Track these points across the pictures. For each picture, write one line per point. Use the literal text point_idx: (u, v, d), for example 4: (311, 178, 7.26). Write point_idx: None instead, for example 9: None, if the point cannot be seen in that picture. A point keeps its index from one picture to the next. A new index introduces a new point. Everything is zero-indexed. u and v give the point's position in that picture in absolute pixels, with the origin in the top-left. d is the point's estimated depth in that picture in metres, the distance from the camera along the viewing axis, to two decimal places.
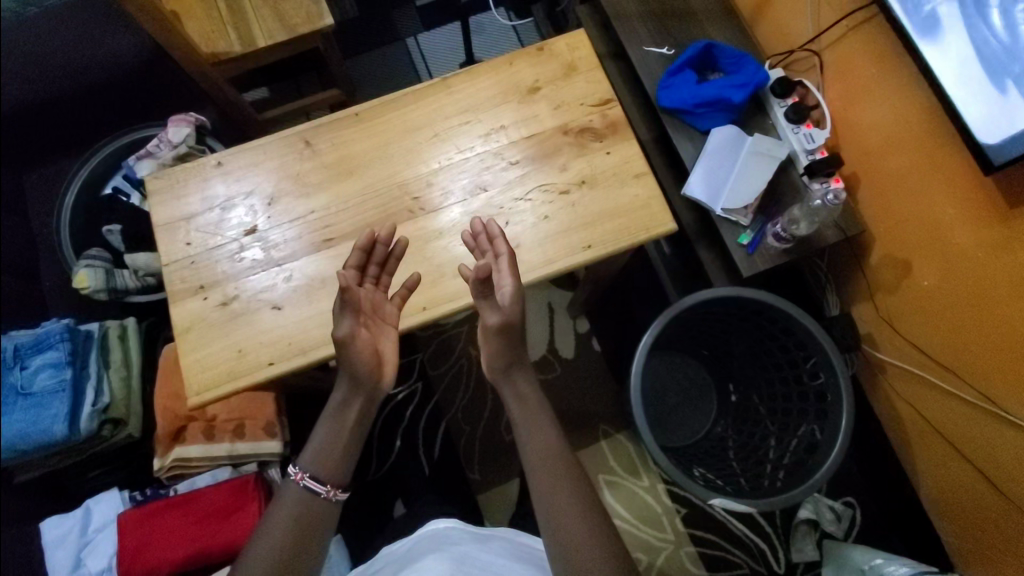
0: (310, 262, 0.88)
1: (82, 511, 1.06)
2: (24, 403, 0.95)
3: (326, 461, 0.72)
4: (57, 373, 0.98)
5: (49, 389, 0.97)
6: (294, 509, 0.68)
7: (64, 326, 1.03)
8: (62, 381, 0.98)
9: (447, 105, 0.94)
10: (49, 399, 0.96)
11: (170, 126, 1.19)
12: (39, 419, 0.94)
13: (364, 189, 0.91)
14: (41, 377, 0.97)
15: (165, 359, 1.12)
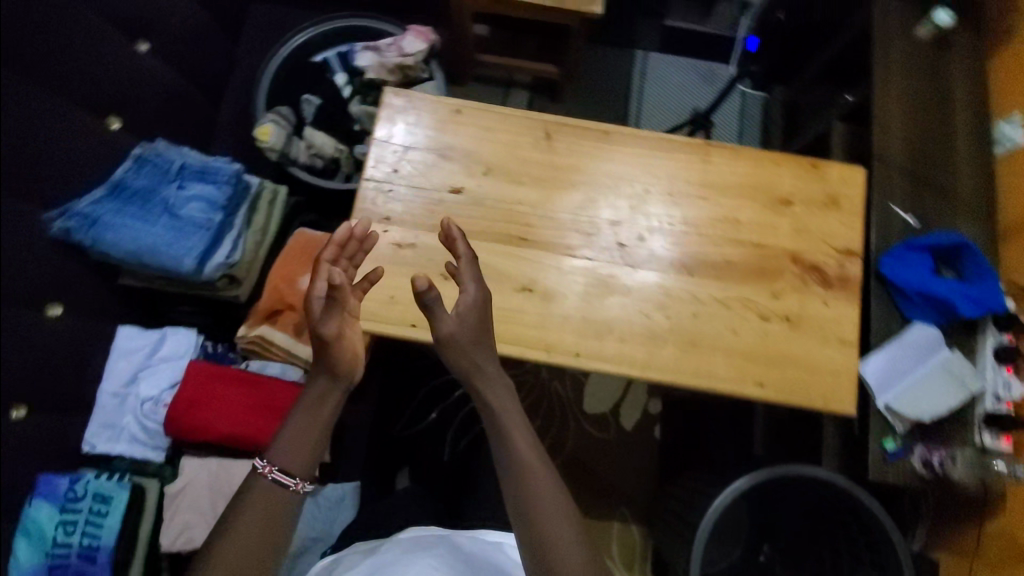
0: (495, 249, 0.85)
1: (157, 335, 1.08)
2: (168, 220, 0.98)
3: (293, 450, 0.67)
4: (209, 211, 1.00)
5: (194, 220, 0.99)
6: (260, 501, 0.63)
7: (235, 171, 1.04)
8: (208, 219, 0.99)
9: (694, 171, 0.89)
10: (189, 229, 0.98)
11: (409, 35, 1.17)
12: (172, 242, 0.96)
13: (578, 206, 0.87)
14: (193, 205, 1.00)
15: (296, 242, 1.11)
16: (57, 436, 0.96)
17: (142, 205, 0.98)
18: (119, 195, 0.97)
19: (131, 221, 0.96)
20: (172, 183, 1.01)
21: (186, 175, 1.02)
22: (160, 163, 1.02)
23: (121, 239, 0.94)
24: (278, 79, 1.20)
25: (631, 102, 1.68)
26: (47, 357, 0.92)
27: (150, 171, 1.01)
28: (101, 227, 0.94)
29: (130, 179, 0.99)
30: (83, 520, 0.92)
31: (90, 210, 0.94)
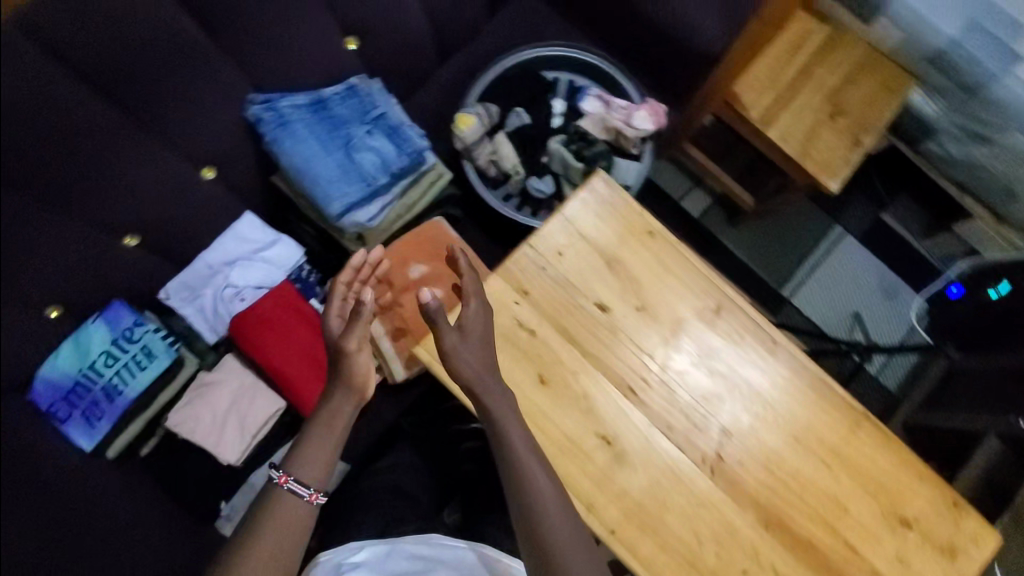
0: (600, 384, 0.80)
1: (271, 238, 1.11)
2: (341, 157, 0.99)
3: (310, 466, 0.80)
4: (375, 171, 1.00)
5: (361, 170, 1.00)
6: (274, 513, 0.76)
7: (421, 146, 1.04)
8: (372, 177, 1.00)
9: (832, 433, 0.81)
10: (353, 176, 0.99)
11: (644, 109, 1.13)
12: (331, 179, 0.98)
13: (701, 393, 0.80)
14: (368, 156, 1.01)
15: (428, 228, 1.11)
16: (145, 272, 1.02)
17: (329, 131, 0.99)
18: (316, 111, 0.99)
19: (312, 140, 0.98)
20: (364, 125, 1.02)
21: (379, 125, 1.03)
22: (365, 101, 1.03)
23: (294, 151, 0.96)
24: (505, 79, 1.19)
25: (800, 270, 1.57)
26: (176, 201, 0.99)
27: (353, 104, 1.02)
28: (286, 131, 0.96)
29: (333, 102, 1.01)
30: (124, 360, 0.97)
31: (287, 113, 0.97)
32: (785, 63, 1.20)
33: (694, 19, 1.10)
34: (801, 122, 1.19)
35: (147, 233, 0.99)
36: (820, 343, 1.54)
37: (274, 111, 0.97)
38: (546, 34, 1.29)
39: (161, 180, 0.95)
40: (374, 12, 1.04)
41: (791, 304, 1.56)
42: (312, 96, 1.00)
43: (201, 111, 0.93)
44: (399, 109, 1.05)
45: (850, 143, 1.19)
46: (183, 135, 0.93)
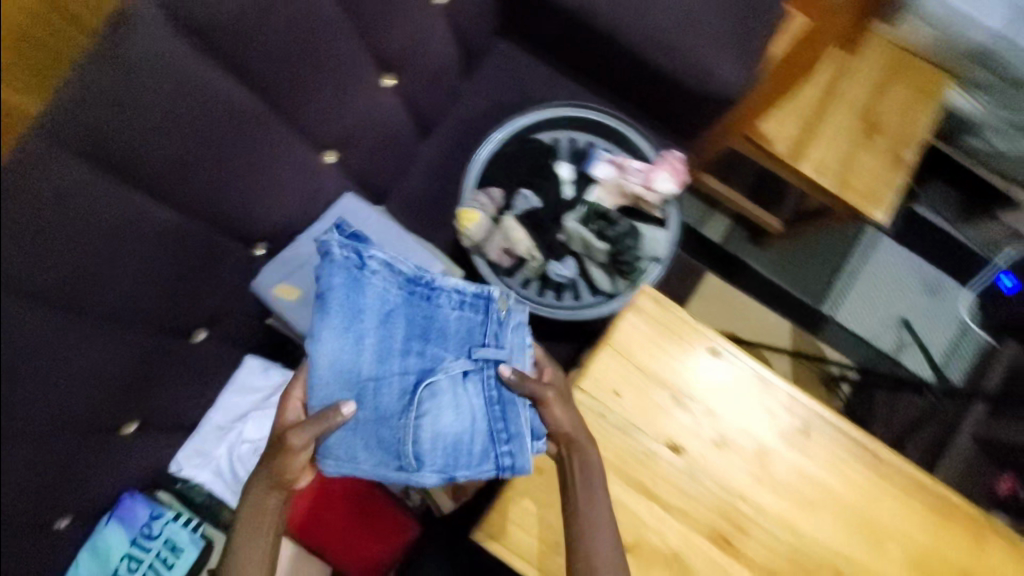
0: (694, 540, 0.69)
1: (277, 381, 1.00)
2: (397, 394, 0.69)
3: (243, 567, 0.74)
4: (427, 439, 0.68)
5: (405, 433, 0.68)
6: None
7: (520, 458, 0.70)
8: (411, 457, 0.68)
9: (959, 561, 0.70)
10: (387, 438, 0.68)
11: (665, 169, 1.01)
12: (361, 426, 0.69)
13: (802, 531, 0.69)
14: (432, 415, 0.69)
15: None
16: (149, 453, 0.92)
17: (409, 343, 0.71)
18: (406, 305, 0.71)
19: (373, 349, 0.68)
20: (467, 363, 0.71)
21: (480, 379, 0.71)
22: (487, 328, 0.73)
23: (340, 359, 0.67)
24: (503, 154, 1.07)
25: (837, 281, 1.47)
26: (173, 376, 0.88)
27: (467, 321, 0.73)
28: (353, 300, 0.68)
29: (442, 303, 0.73)
30: (147, 562, 0.88)
31: (369, 283, 0.69)
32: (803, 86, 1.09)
33: (709, 61, 0.96)
34: (836, 141, 1.07)
35: (146, 417, 0.88)
36: (869, 356, 1.45)
37: (353, 258, 0.68)
38: (536, 90, 1.17)
39: (155, 364, 0.84)
40: (350, 120, 0.92)
41: (833, 320, 1.46)
42: (424, 277, 0.72)
43: (180, 284, 0.81)
44: (530, 357, 0.74)
45: (890, 161, 1.07)
46: (166, 312, 0.81)
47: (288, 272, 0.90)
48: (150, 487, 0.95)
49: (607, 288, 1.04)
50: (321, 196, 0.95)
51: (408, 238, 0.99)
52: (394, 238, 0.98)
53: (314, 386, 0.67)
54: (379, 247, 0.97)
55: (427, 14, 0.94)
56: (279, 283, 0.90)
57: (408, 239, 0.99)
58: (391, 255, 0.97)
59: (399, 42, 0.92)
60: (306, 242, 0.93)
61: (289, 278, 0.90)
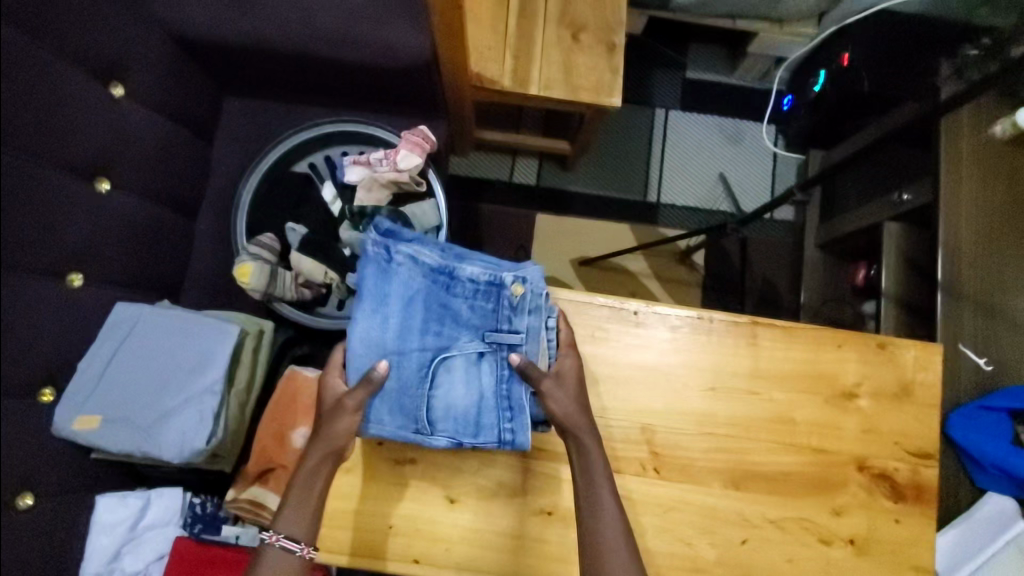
0: (510, 464, 0.74)
1: (138, 506, 0.98)
2: (415, 372, 0.71)
3: (295, 516, 0.66)
4: (444, 407, 0.71)
5: (421, 402, 0.71)
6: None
7: (520, 432, 0.70)
8: (425, 424, 0.71)
9: (742, 369, 0.78)
10: (406, 405, 0.71)
11: (403, 147, 1.02)
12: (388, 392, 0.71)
13: (604, 410, 0.75)
14: (445, 389, 0.71)
15: (283, 384, 1.03)
16: None
17: (429, 324, 0.71)
18: (429, 290, 0.70)
19: (395, 329, 0.70)
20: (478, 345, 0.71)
21: (491, 358, 0.72)
22: (499, 314, 0.70)
23: (373, 330, 0.70)
24: (262, 198, 1.09)
25: (652, 167, 1.54)
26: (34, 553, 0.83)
27: (479, 309, 0.70)
28: (382, 283, 0.70)
29: (459, 293, 0.70)
30: None
31: (398, 270, 0.70)
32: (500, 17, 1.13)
33: (391, 36, 0.99)
34: (551, 53, 1.12)
35: None
36: (708, 219, 1.52)
37: (384, 253, 0.69)
38: (279, 124, 1.18)
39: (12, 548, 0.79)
40: (81, 237, 0.91)
41: (663, 204, 1.52)
42: (449, 264, 0.70)
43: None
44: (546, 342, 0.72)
45: (605, 50, 1.13)
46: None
47: (79, 402, 0.87)
48: None
49: None
50: (86, 319, 0.92)
51: (191, 315, 0.97)
52: (177, 321, 0.96)
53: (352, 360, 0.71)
54: (165, 337, 0.94)
55: (112, 108, 0.94)
56: (74, 417, 0.87)
57: (193, 317, 0.97)
58: (180, 340, 0.95)
59: (94, 146, 0.92)
60: (85, 367, 0.90)
61: (82, 409, 0.87)
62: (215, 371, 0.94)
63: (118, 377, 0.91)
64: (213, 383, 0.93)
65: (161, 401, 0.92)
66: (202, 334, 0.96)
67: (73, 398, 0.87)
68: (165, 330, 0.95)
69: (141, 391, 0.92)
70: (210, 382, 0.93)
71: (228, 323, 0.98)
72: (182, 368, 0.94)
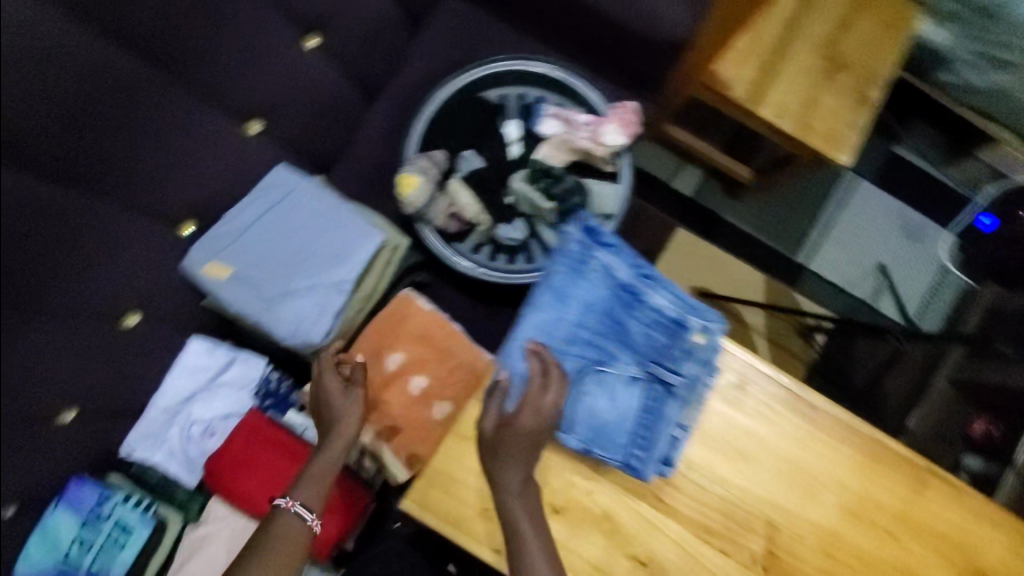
0: (625, 501, 0.69)
1: (224, 360, 0.98)
2: (569, 368, 0.64)
3: (312, 483, 0.80)
4: (588, 414, 0.63)
5: (568, 399, 0.63)
6: (282, 539, 0.76)
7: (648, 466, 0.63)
8: (563, 421, 0.63)
9: (893, 508, 0.71)
10: (549, 396, 0.63)
11: (612, 122, 0.96)
12: (541, 378, 0.64)
13: (740, 489, 0.70)
14: (595, 396, 0.63)
15: (398, 302, 1.00)
16: (95, 438, 0.90)
17: (598, 335, 0.65)
18: (611, 302, 0.65)
19: (568, 326, 0.65)
20: (636, 369, 0.64)
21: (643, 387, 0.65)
22: (673, 350, 0.64)
23: (547, 319, 0.65)
24: (448, 114, 1.03)
25: (814, 229, 1.44)
26: (107, 363, 0.85)
27: (654, 340, 0.64)
28: (567, 279, 0.65)
29: (638, 314, 0.65)
30: (99, 544, 0.87)
31: (588, 273, 0.66)
32: (767, 19, 1.02)
33: None
34: (798, 82, 1.01)
35: (88, 405, 0.86)
36: (846, 304, 1.43)
37: (580, 252, 0.66)
38: (484, 43, 1.10)
39: (88, 353, 0.82)
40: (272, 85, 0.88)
41: (810, 270, 1.43)
42: (639, 285, 0.65)
43: (107, 273, 0.79)
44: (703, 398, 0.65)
45: (855, 101, 1.02)
46: (91, 299, 0.78)
47: (218, 247, 0.88)
48: (98, 471, 0.93)
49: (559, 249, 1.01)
50: (248, 166, 0.90)
51: (343, 205, 0.94)
52: (329, 207, 0.93)
53: (517, 339, 0.66)
54: (312, 218, 0.92)
55: None
56: (209, 260, 0.87)
57: (344, 209, 0.94)
58: (325, 228, 0.92)
59: None
60: (235, 218, 0.89)
61: (218, 255, 0.87)
62: (347, 269, 0.91)
63: (258, 239, 0.90)
64: (342, 281, 0.90)
65: (289, 279, 0.89)
66: (346, 228, 0.93)
67: (215, 242, 0.88)
68: (315, 211, 0.93)
69: (273, 259, 0.90)
70: (339, 279, 0.90)
71: (373, 228, 0.94)
72: (317, 253, 0.91)
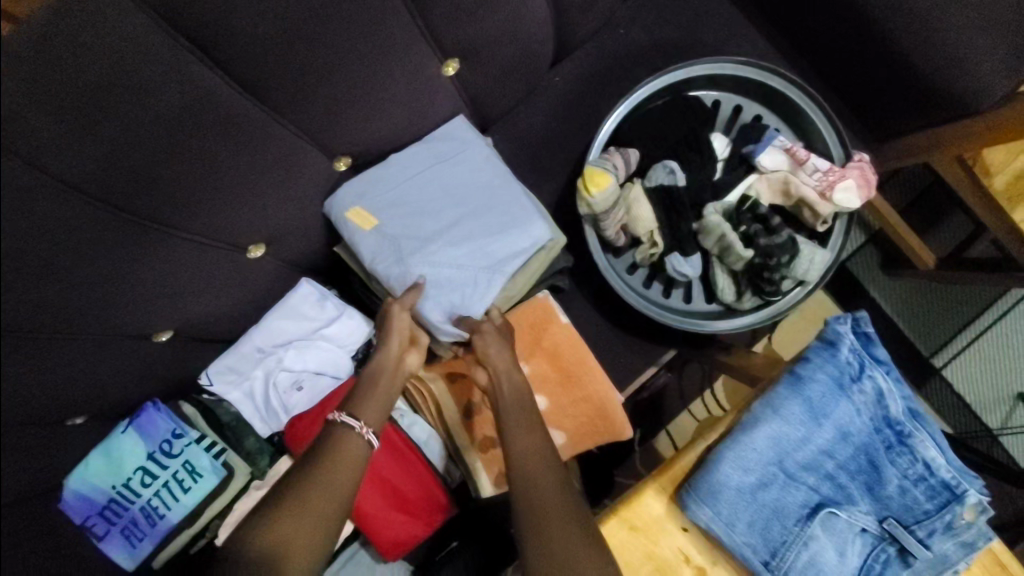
0: None
1: (332, 314, 0.87)
2: (797, 500, 0.53)
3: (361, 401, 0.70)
4: (807, 564, 0.52)
5: (789, 539, 0.52)
6: (332, 450, 0.65)
7: None
8: (776, 563, 0.52)
9: None
10: (766, 528, 0.52)
11: (852, 177, 0.79)
12: (761, 502, 0.53)
13: None
14: (821, 545, 0.52)
15: (532, 302, 0.85)
16: (176, 362, 0.80)
17: (843, 472, 0.53)
18: (870, 437, 0.53)
19: (812, 450, 0.52)
20: (873, 524, 0.53)
21: (871, 545, 0.53)
22: (933, 519, 0.51)
23: (789, 435, 0.52)
24: (654, 108, 0.86)
25: (963, 335, 1.26)
26: (220, 291, 0.74)
27: (910, 498, 0.52)
28: (827, 395, 0.52)
29: (900, 462, 0.52)
30: (163, 479, 0.80)
31: (854, 394, 0.53)
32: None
33: (971, 54, 0.73)
34: None
35: (184, 327, 0.75)
36: (966, 426, 1.27)
37: (850, 366, 0.53)
38: (708, 29, 0.92)
39: (209, 279, 0.71)
40: (487, 23, 0.72)
41: (941, 375, 1.26)
42: (911, 427, 0.52)
43: (255, 196, 0.67)
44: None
45: None
46: (228, 223, 0.67)
47: (369, 192, 0.75)
48: (173, 399, 0.85)
49: (730, 300, 0.86)
50: (429, 109, 0.77)
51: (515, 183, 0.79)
52: (500, 181, 0.79)
53: (744, 447, 0.52)
54: (480, 188, 0.78)
55: None
56: (355, 204, 0.74)
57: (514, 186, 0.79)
58: (486, 199, 0.77)
59: None
60: (395, 166, 0.77)
61: (367, 201, 0.74)
62: (506, 259, 0.76)
63: (415, 195, 0.76)
64: (497, 270, 0.75)
65: (431, 247, 0.75)
66: (515, 211, 0.77)
67: (366, 185, 0.75)
68: (486, 182, 0.78)
69: (425, 221, 0.76)
70: (494, 266, 0.75)
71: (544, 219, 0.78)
72: (470, 227, 0.76)
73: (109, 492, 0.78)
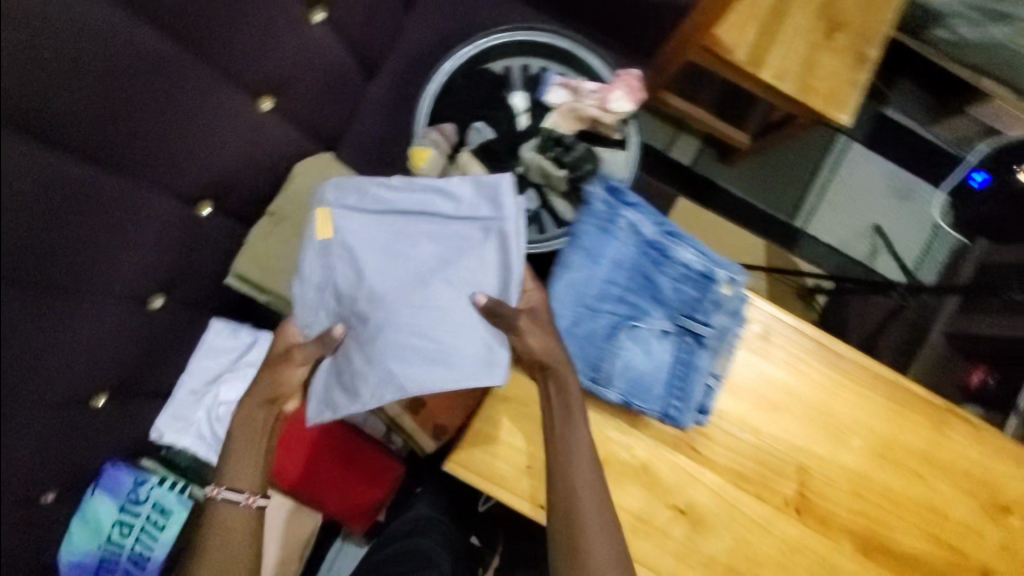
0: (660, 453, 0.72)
1: (248, 340, 0.99)
2: (603, 326, 0.67)
3: (239, 474, 0.76)
4: (624, 368, 0.66)
5: (604, 355, 0.66)
6: (219, 530, 0.74)
7: (684, 414, 0.66)
8: (600, 376, 0.66)
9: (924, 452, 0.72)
10: (586, 354, 0.67)
11: (619, 88, 0.97)
12: (576, 336, 0.67)
13: (763, 433, 0.71)
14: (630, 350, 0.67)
15: None
16: (123, 422, 0.90)
17: (629, 292, 0.68)
18: (638, 259, 0.68)
19: (599, 284, 0.67)
20: (667, 323, 0.68)
21: (673, 340, 0.68)
22: (702, 302, 0.67)
23: (578, 278, 0.67)
24: (453, 86, 1.03)
25: (810, 195, 1.46)
26: (137, 343, 0.85)
27: (683, 293, 0.67)
28: (596, 241, 0.68)
29: (667, 270, 0.68)
30: (139, 526, 0.91)
31: (616, 233, 0.68)
32: None
33: None
34: (798, 42, 1.04)
35: (118, 387, 0.86)
36: (844, 267, 1.45)
37: (607, 214, 0.68)
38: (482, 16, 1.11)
39: (121, 335, 0.82)
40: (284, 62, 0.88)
41: (806, 234, 1.45)
42: (665, 242, 0.68)
43: (134, 249, 0.79)
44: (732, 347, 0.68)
45: (853, 59, 1.04)
46: (118, 279, 0.78)
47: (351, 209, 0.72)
48: (132, 457, 0.95)
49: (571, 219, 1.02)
50: (266, 145, 0.92)
51: (502, 297, 0.68)
52: (478, 274, 0.69)
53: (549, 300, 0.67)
54: (463, 266, 0.70)
55: None
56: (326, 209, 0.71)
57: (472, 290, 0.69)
58: (428, 278, 0.69)
59: None
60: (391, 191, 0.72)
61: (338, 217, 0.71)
62: (408, 365, 0.66)
63: (392, 240, 0.71)
64: (395, 379, 0.66)
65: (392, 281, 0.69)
66: (474, 325, 0.68)
67: (348, 201, 0.72)
68: (469, 269, 0.70)
69: (374, 266, 0.69)
70: (393, 368, 0.66)
71: (496, 354, 0.67)
72: (398, 294, 0.68)
73: (97, 553, 0.89)
